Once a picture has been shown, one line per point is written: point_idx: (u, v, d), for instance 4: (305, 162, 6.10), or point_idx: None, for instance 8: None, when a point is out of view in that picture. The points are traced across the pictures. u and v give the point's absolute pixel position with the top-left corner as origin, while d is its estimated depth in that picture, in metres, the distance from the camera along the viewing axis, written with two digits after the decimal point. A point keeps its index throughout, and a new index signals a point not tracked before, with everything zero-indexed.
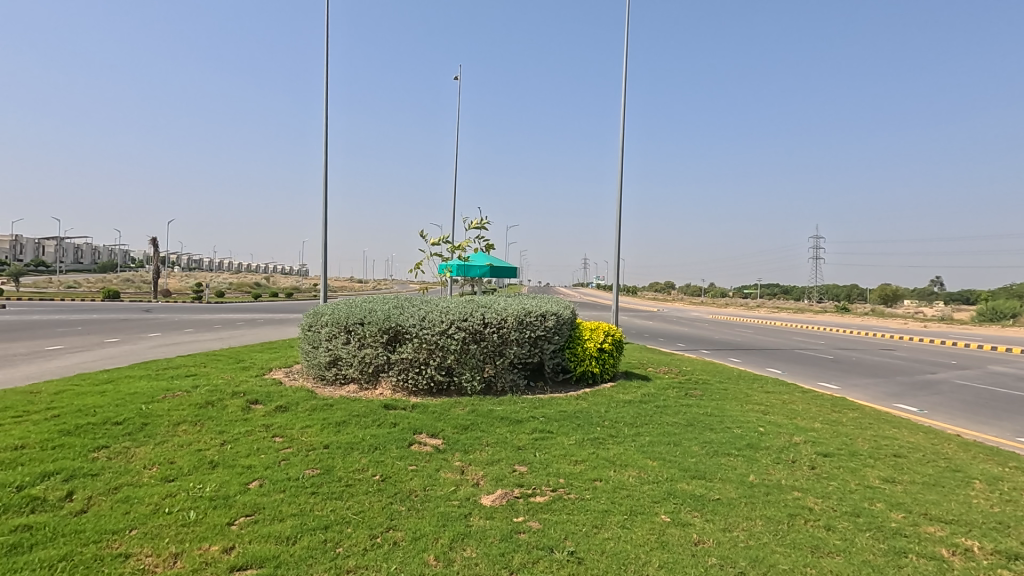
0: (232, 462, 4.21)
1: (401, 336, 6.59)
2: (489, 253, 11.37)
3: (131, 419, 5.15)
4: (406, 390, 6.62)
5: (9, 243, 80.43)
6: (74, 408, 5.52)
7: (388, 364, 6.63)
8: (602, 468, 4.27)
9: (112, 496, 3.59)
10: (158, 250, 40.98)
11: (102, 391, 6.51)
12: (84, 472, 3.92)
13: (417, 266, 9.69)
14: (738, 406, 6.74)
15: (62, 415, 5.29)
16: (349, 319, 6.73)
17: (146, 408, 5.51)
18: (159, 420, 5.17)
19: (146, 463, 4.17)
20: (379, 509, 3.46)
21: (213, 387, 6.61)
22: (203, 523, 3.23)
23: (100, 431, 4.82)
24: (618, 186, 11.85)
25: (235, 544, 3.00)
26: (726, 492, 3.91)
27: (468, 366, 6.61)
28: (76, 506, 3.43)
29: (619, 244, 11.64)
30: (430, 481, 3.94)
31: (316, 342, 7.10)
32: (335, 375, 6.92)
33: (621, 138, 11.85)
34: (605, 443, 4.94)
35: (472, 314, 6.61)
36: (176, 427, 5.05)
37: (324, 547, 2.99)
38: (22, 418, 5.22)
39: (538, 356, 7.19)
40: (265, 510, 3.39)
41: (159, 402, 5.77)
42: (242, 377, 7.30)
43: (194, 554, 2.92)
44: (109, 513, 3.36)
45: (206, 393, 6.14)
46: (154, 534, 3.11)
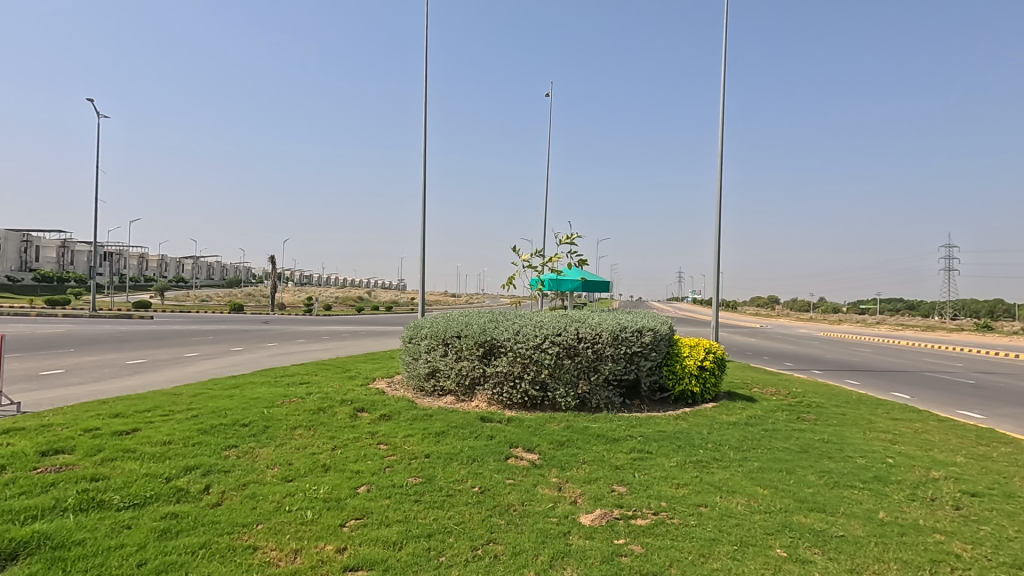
0: (343, 467, 4.47)
1: (496, 350, 6.71)
2: (582, 268, 11.32)
3: (255, 421, 5.66)
4: (500, 403, 6.70)
5: (157, 262, 92.34)
6: (209, 409, 6.17)
7: (484, 377, 6.76)
8: (706, 494, 4.05)
9: (241, 491, 3.94)
10: (275, 266, 45.22)
11: (230, 395, 7.23)
12: (218, 468, 4.36)
13: (510, 282, 9.86)
14: (859, 433, 6.12)
15: (200, 415, 5.93)
16: (447, 332, 6.97)
17: (268, 412, 6.04)
18: (278, 424, 5.62)
19: (268, 463, 4.55)
20: (480, 521, 3.51)
21: (324, 394, 7.11)
22: (319, 523, 3.45)
23: (230, 430, 5.35)
24: (716, 196, 11.33)
25: (347, 545, 3.18)
26: (851, 529, 3.55)
27: (562, 381, 6.57)
28: (212, 499, 3.81)
29: (718, 256, 11.11)
30: (529, 495, 3.95)
31: (416, 354, 7.39)
32: (433, 387, 7.15)
33: (719, 146, 11.30)
34: (709, 466, 4.68)
35: (566, 329, 6.60)
36: (293, 431, 5.47)
37: (428, 555, 3.08)
38: (168, 417, 5.92)
39: (634, 373, 7.00)
40: (373, 515, 3.56)
41: (278, 407, 6.29)
42: (350, 386, 7.78)
43: (312, 552, 3.12)
44: (239, 507, 3.69)
45: (318, 400, 6.60)
46: (277, 530, 3.36)
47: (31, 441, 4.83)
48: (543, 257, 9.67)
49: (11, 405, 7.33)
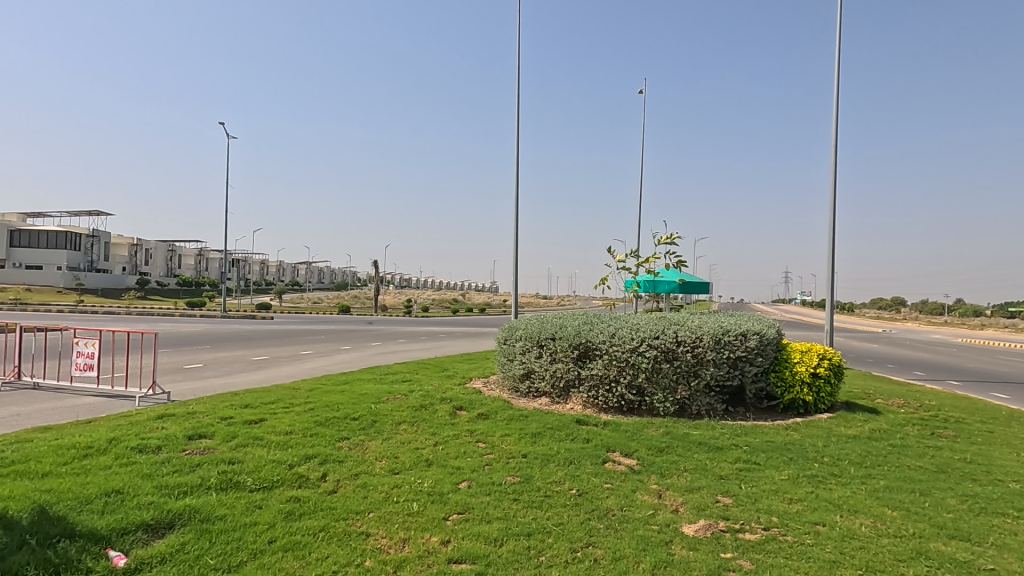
0: (444, 462, 4.66)
1: (591, 352, 6.66)
2: (680, 269, 10.93)
3: (364, 416, 6.05)
4: (596, 406, 6.63)
5: (277, 268, 101.62)
6: (324, 403, 6.69)
7: (579, 379, 6.73)
8: (824, 511, 3.75)
9: (354, 481, 4.24)
10: (377, 270, 47.97)
11: (341, 390, 7.78)
12: (333, 457, 4.72)
13: (604, 283, 9.73)
14: (1011, 454, 5.35)
15: (316, 408, 6.45)
16: (542, 334, 7.02)
17: (375, 407, 6.44)
18: (385, 418, 5.98)
19: (377, 455, 4.85)
20: (578, 523, 3.50)
21: (425, 392, 7.44)
22: (424, 515, 3.62)
23: (343, 423, 5.77)
24: (831, 189, 10.43)
25: (451, 538, 3.31)
26: (1004, 563, 3.11)
27: (660, 386, 6.38)
28: (329, 486, 4.12)
29: (833, 254, 10.23)
30: (627, 501, 3.88)
31: (511, 355, 7.52)
32: (528, 388, 7.23)
33: (834, 134, 10.38)
34: (826, 482, 4.33)
35: (664, 332, 6.40)
36: (398, 426, 5.79)
37: (528, 553, 3.13)
38: (290, 408, 6.50)
39: (738, 379, 6.63)
40: (474, 510, 3.68)
41: (384, 403, 6.69)
42: (448, 385, 8.08)
43: (419, 542, 3.28)
44: (353, 495, 3.96)
45: (420, 398, 6.93)
46: (387, 519, 3.56)
47: (179, 426, 5.51)
48: (638, 258, 9.44)
49: (162, 394, 8.41)
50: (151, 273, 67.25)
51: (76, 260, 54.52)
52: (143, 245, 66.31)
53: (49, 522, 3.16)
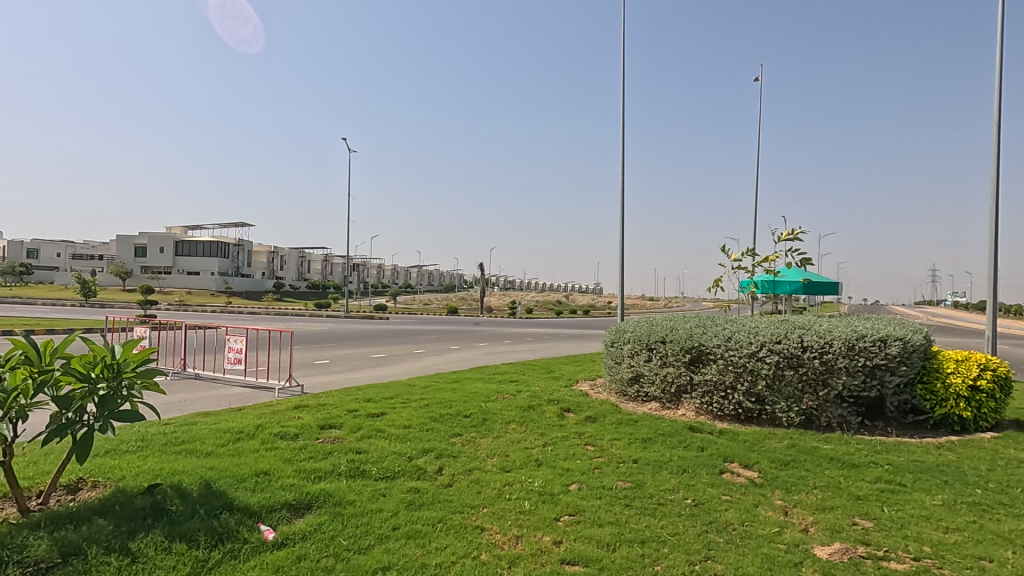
0: (554, 464, 4.68)
1: (704, 357, 6.36)
2: (804, 268, 10.09)
3: (475, 414, 6.26)
4: (710, 414, 6.31)
5: (391, 271, 108.39)
6: (437, 400, 7.02)
7: (691, 385, 6.45)
8: (990, 545, 3.26)
9: (467, 476, 4.40)
10: (484, 273, 49.44)
11: (453, 388, 8.12)
12: (448, 452, 4.94)
13: (717, 284, 9.24)
14: None
15: (431, 405, 6.79)
16: (651, 337, 6.83)
17: (485, 406, 6.64)
18: (495, 417, 6.14)
19: (488, 453, 5.00)
20: (695, 535, 3.36)
21: (533, 392, 7.54)
22: (536, 514, 3.67)
23: (456, 420, 6.02)
24: (992, 173, 9.06)
25: (563, 539, 3.32)
26: None
27: (783, 394, 5.92)
28: (444, 479, 4.32)
29: (996, 248, 8.87)
30: (749, 515, 3.65)
31: (619, 358, 7.39)
32: (637, 392, 7.06)
33: (997, 110, 9.00)
34: (992, 512, 3.76)
35: (787, 336, 5.94)
36: (507, 425, 5.92)
37: (642, 561, 3.05)
38: (407, 404, 6.90)
39: (876, 389, 5.97)
40: (585, 513, 3.66)
41: (494, 402, 6.88)
42: (555, 386, 8.12)
43: (531, 540, 3.33)
44: (468, 489, 4.12)
45: (528, 398, 7.04)
46: (500, 515, 3.65)
47: (313, 416, 6.07)
48: (755, 256, 8.85)
49: (297, 387, 9.32)
50: (285, 277, 74.67)
51: (226, 266, 62.01)
52: (279, 252, 73.84)
53: (214, 495, 3.62)
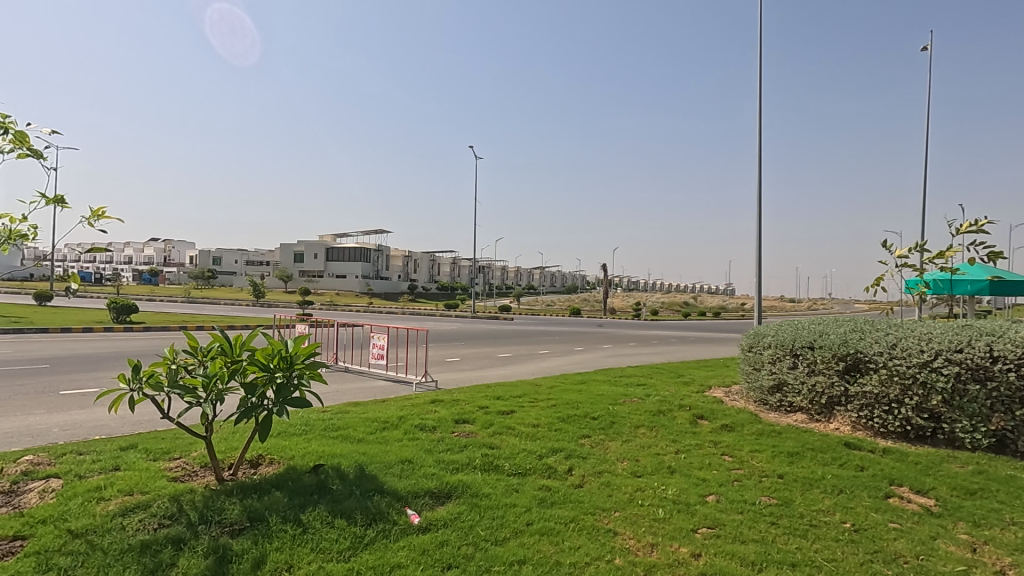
0: (688, 472, 4.48)
1: (862, 365, 5.68)
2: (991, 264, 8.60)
3: (603, 416, 6.20)
4: (870, 430, 5.62)
5: (515, 273, 111.14)
6: (564, 401, 7.06)
7: (846, 397, 5.80)
8: None
9: (598, 478, 4.38)
10: (606, 273, 48.68)
11: (579, 390, 8.11)
12: (578, 453, 4.94)
13: (876, 283, 8.22)
14: None
15: (558, 405, 6.85)
16: (797, 342, 6.26)
17: (613, 408, 6.54)
18: (623, 420, 6.03)
19: (618, 456, 4.92)
20: (856, 564, 3.02)
21: (662, 397, 7.28)
22: (671, 523, 3.54)
23: (584, 421, 6.00)
24: None
25: (701, 552, 3.17)
26: None
27: (966, 412, 5.10)
28: (575, 480, 4.33)
29: None
30: (925, 548, 3.19)
31: (758, 363, 6.87)
32: (780, 401, 6.51)
33: None
34: None
35: (971, 344, 5.11)
36: (637, 429, 5.78)
37: None
38: (535, 403, 7.03)
39: None
40: (725, 527, 3.46)
41: (622, 405, 6.75)
42: (686, 392, 7.76)
43: (667, 549, 3.22)
44: (599, 492, 4.09)
45: (657, 403, 6.81)
46: (632, 521, 3.58)
47: (448, 411, 6.43)
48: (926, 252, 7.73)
49: (432, 382, 9.94)
50: (418, 279, 79.85)
51: (368, 270, 67.87)
52: (413, 256, 79.16)
53: (367, 479, 3.98)
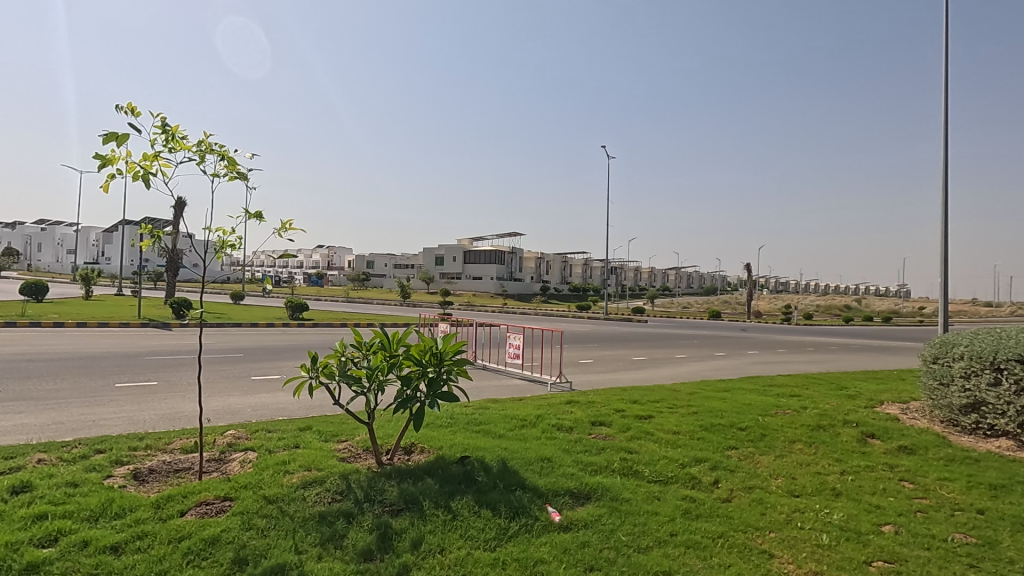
0: (857, 497, 4.00)
1: None
2: None
3: (752, 427, 5.76)
4: None
5: (649, 274, 107.77)
6: (707, 408, 6.68)
7: None
8: None
9: (748, 494, 4.08)
10: (751, 273, 45.09)
11: (723, 397, 7.62)
12: (724, 465, 4.65)
13: None
14: None
15: (700, 412, 6.50)
16: (999, 354, 5.28)
17: (763, 420, 6.05)
18: (776, 434, 5.54)
19: (771, 472, 4.54)
20: None
21: (822, 410, 6.57)
22: (838, 552, 3.19)
23: (729, 432, 5.62)
24: None
25: None
26: None
27: None
28: (722, 493, 4.08)
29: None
30: None
31: (946, 377, 5.91)
32: (976, 424, 5.54)
33: None
34: None
35: None
36: (792, 444, 5.28)
37: None
38: (674, 409, 6.74)
39: None
40: (908, 564, 3.03)
41: (773, 417, 6.22)
42: (850, 406, 6.93)
43: None
44: (749, 508, 3.81)
45: (816, 416, 6.16)
46: (791, 543, 3.29)
47: (584, 412, 6.42)
48: None
49: (566, 383, 10.00)
50: (550, 281, 80.84)
51: (502, 272, 70.24)
52: (545, 258, 80.31)
53: (509, 473, 4.13)
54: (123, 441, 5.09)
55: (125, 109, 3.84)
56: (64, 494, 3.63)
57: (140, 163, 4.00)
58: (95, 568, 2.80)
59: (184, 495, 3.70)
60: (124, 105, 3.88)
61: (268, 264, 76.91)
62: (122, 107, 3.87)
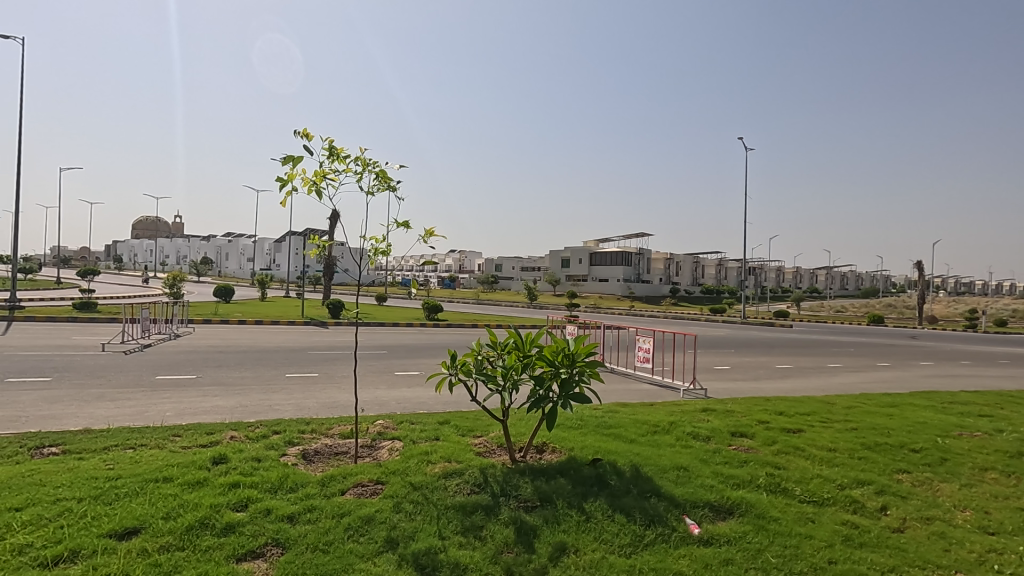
0: None
1: None
2: None
3: (928, 449, 5.01)
4: None
5: (793, 274, 98.50)
6: (869, 425, 5.94)
7: None
8: None
9: (926, 526, 3.57)
10: (922, 272, 39.25)
11: (889, 413, 6.73)
12: (893, 490, 4.10)
13: None
14: None
15: (860, 429, 5.79)
16: None
17: (943, 442, 5.24)
18: (961, 459, 4.77)
19: (956, 504, 3.92)
20: None
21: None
22: None
23: (899, 453, 4.95)
24: None
25: None
26: None
27: None
28: (892, 522, 3.60)
29: None
30: None
31: None
32: None
33: None
34: None
35: None
36: (983, 473, 4.51)
37: None
38: (828, 423, 6.09)
39: None
40: None
41: (956, 439, 5.36)
42: None
43: None
44: (928, 542, 3.34)
45: (1016, 442, 5.19)
46: None
47: (722, 421, 6.05)
48: None
49: (700, 390, 9.49)
50: (680, 282, 77.24)
51: (629, 273, 68.61)
52: (674, 258, 76.95)
53: (643, 479, 4.02)
54: (294, 425, 5.81)
55: (303, 133, 4.54)
56: (251, 467, 4.24)
57: (311, 179, 4.59)
58: (276, 533, 3.23)
59: (343, 476, 4.13)
60: (299, 132, 4.59)
61: (407, 268, 82.86)
62: (300, 133, 4.57)
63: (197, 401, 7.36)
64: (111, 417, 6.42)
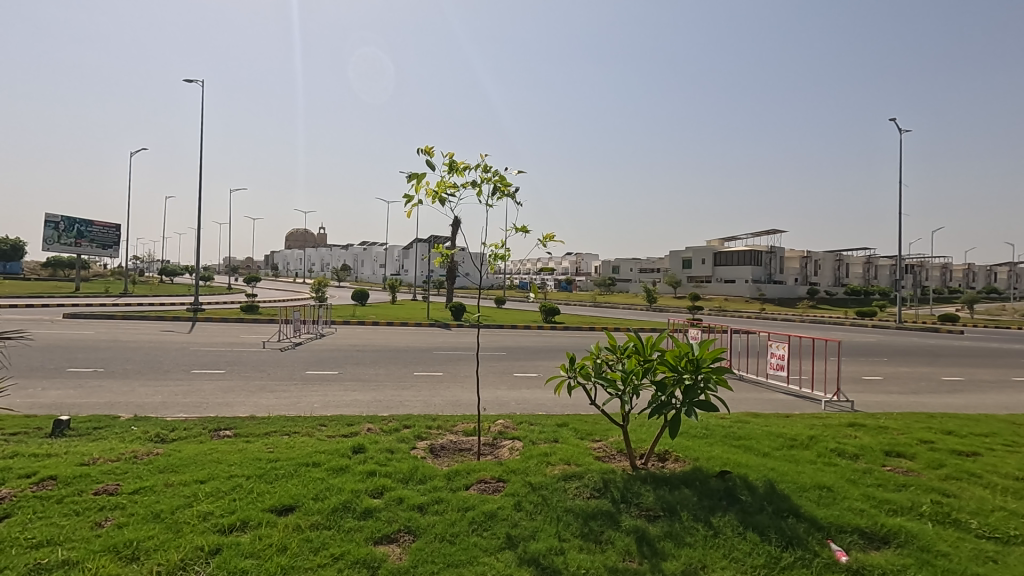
0: None
1: None
2: None
3: None
4: None
5: (964, 272, 84.98)
6: None
7: None
8: None
9: None
10: None
11: None
12: None
13: None
14: None
15: None
16: None
17: None
18: None
19: None
20: None
21: None
22: None
23: None
24: None
25: None
26: None
27: None
28: None
29: None
30: None
31: None
32: None
33: None
34: None
35: None
36: None
37: None
38: (1015, 448, 5.16)
39: None
40: None
41: None
42: None
43: None
44: None
45: None
46: None
47: (873, 439, 5.39)
48: None
49: (846, 402, 8.54)
50: (821, 283, 70.10)
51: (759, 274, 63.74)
52: (813, 257, 70.14)
53: (779, 497, 3.71)
54: (422, 420, 6.18)
55: (425, 150, 4.86)
56: (386, 458, 4.59)
57: (434, 191, 4.87)
58: (408, 521, 3.46)
59: (467, 471, 4.31)
60: (422, 149, 4.92)
61: (525, 271, 84.62)
62: (423, 150, 4.89)
63: (340, 395, 8.13)
64: (271, 406, 7.33)
